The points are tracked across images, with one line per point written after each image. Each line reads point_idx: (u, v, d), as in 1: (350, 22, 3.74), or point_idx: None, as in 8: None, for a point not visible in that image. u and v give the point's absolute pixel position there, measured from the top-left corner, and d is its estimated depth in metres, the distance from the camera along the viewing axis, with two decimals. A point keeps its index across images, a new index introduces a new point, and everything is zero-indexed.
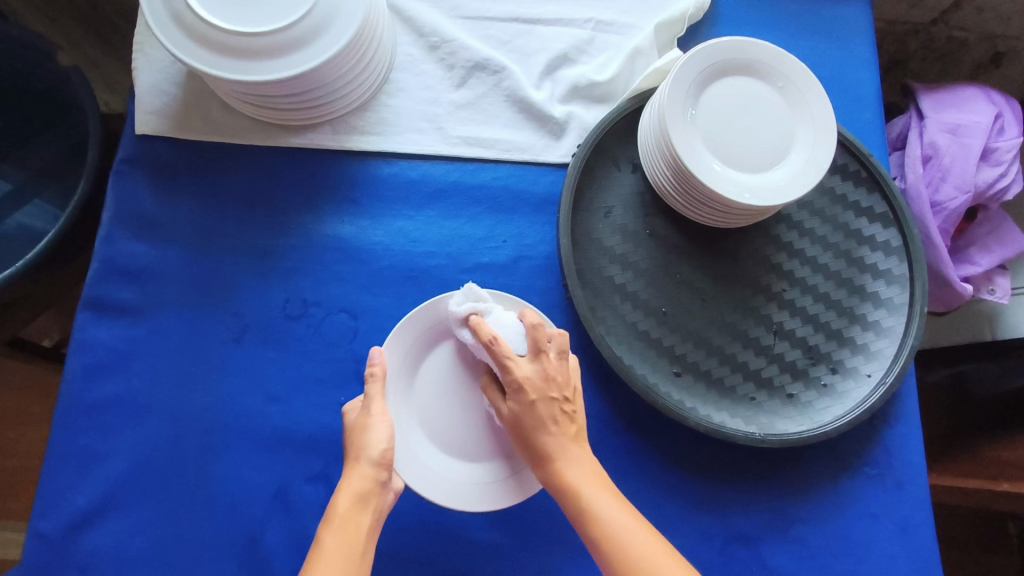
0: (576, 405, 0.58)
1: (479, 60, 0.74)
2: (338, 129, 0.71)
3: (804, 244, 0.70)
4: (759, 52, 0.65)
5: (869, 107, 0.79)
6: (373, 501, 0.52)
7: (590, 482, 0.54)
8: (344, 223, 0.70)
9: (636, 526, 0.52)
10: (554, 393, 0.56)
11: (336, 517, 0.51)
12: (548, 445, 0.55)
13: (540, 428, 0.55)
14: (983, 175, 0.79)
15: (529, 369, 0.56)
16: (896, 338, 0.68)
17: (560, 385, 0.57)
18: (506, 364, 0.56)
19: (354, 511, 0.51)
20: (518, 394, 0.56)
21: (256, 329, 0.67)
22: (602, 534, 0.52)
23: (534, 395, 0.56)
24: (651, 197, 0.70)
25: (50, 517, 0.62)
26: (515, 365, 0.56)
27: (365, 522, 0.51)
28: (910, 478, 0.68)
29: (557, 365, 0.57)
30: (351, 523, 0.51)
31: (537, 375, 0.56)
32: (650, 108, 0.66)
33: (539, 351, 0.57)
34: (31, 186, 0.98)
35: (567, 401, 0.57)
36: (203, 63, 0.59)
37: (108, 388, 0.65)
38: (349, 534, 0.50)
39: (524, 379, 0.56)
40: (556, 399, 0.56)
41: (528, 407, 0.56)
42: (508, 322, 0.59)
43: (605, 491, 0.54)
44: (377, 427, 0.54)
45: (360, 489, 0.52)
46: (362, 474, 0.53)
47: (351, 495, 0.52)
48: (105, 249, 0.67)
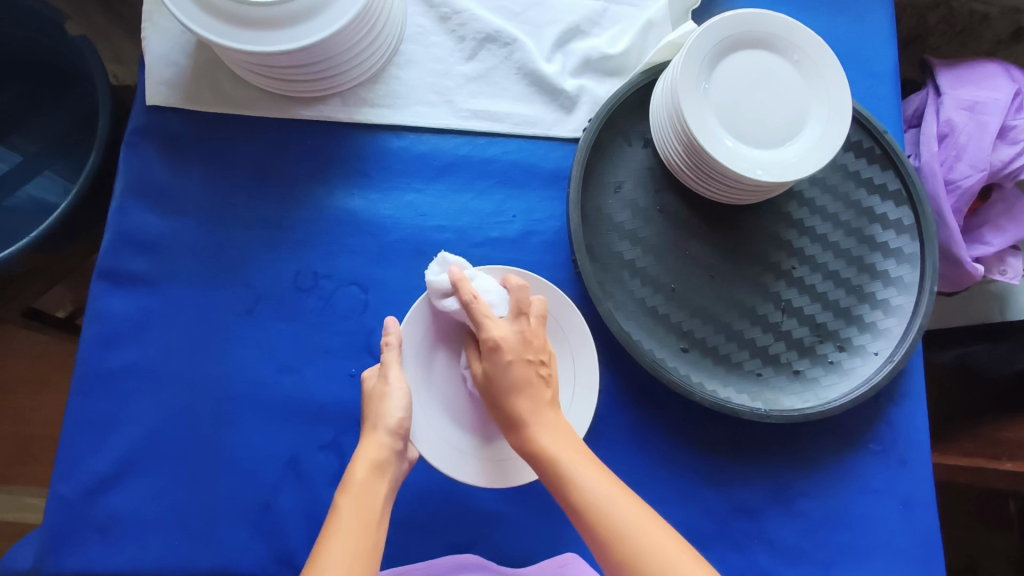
0: (552, 369, 0.56)
1: (490, 32, 0.73)
2: (348, 101, 0.70)
3: (815, 222, 0.70)
4: (775, 24, 0.64)
5: (886, 83, 0.77)
6: (389, 470, 0.53)
7: (569, 449, 0.52)
8: (354, 196, 0.70)
9: (615, 490, 0.49)
10: (533, 356, 0.55)
11: (354, 484, 0.51)
12: (521, 407, 0.53)
13: (520, 391, 0.53)
14: (999, 153, 0.78)
15: (508, 330, 0.55)
16: (905, 316, 0.68)
17: (538, 348, 0.55)
18: (484, 319, 0.55)
19: (371, 479, 0.52)
20: (492, 354, 0.54)
21: (268, 300, 0.67)
22: (577, 498, 0.49)
23: (510, 355, 0.54)
24: (662, 173, 0.70)
25: (70, 481, 0.64)
26: (493, 324, 0.55)
27: (381, 490, 0.52)
28: (913, 455, 0.69)
29: (536, 329, 0.56)
30: (368, 489, 0.51)
31: (514, 336, 0.54)
32: (662, 82, 0.65)
33: (520, 313, 0.56)
34: (43, 157, 0.99)
35: (544, 365, 0.55)
36: (213, 33, 0.59)
37: (124, 357, 0.66)
38: (367, 499, 0.51)
39: (501, 337, 0.54)
40: (532, 361, 0.54)
41: (501, 364, 0.53)
42: (489, 288, 0.57)
43: (585, 460, 0.51)
44: (395, 395, 0.56)
45: (377, 457, 0.53)
46: (379, 442, 0.54)
47: (368, 462, 0.53)
48: (118, 220, 0.68)
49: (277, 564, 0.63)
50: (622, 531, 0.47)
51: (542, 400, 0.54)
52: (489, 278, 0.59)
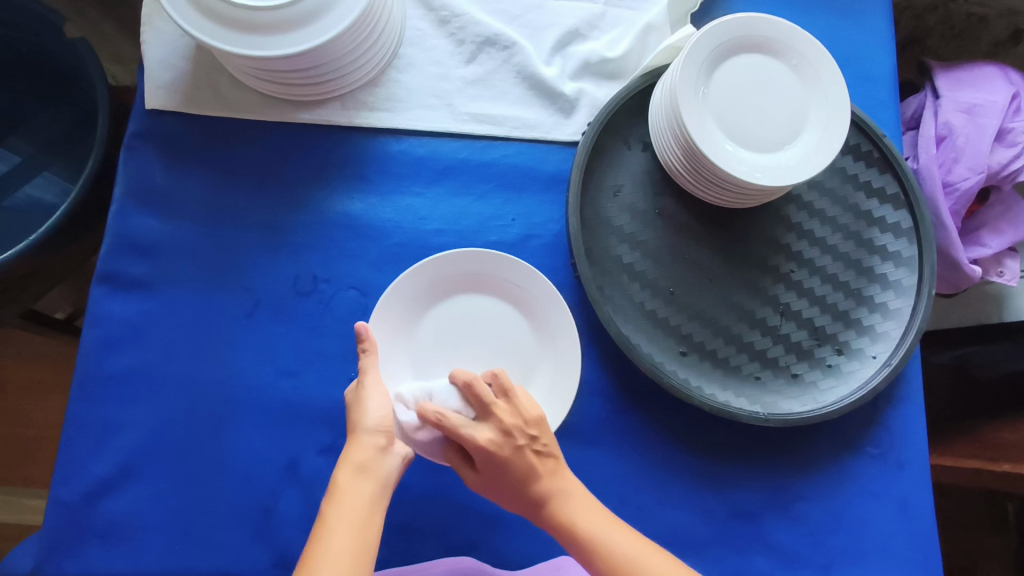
0: (546, 437, 0.55)
1: (490, 36, 0.73)
2: (347, 104, 0.70)
3: (813, 225, 0.70)
4: (774, 29, 0.64)
5: (884, 86, 0.77)
6: (374, 470, 0.51)
7: (590, 516, 0.54)
8: (353, 200, 0.70)
9: (639, 549, 0.53)
10: (519, 439, 0.54)
11: (337, 487, 0.50)
12: (538, 491, 0.54)
13: (528, 479, 0.54)
14: (997, 156, 0.78)
15: (487, 432, 0.53)
16: (903, 320, 0.68)
17: (522, 430, 0.54)
18: (463, 434, 0.53)
19: (355, 482, 0.50)
20: (489, 462, 0.53)
21: (268, 304, 0.67)
22: (606, 567, 0.52)
23: (503, 454, 0.53)
24: (661, 176, 0.70)
25: (70, 485, 0.64)
26: (471, 431, 0.53)
27: (367, 489, 0.50)
28: (910, 457, 0.69)
29: (511, 413, 0.54)
30: (352, 493, 0.50)
31: (496, 433, 0.53)
32: (661, 86, 0.66)
33: (487, 407, 0.54)
34: (41, 159, 0.99)
35: (536, 439, 0.55)
36: (212, 37, 0.59)
37: (124, 361, 0.66)
38: (350, 502, 0.49)
39: (488, 443, 0.53)
40: (525, 444, 0.54)
41: (501, 468, 0.53)
42: (441, 393, 0.56)
43: (606, 521, 0.54)
44: (373, 396, 0.54)
45: (360, 459, 0.51)
46: (361, 445, 0.52)
47: (352, 465, 0.51)
48: (117, 223, 0.68)
49: (277, 568, 0.63)
50: None
51: (545, 474, 0.55)
52: (438, 385, 0.56)
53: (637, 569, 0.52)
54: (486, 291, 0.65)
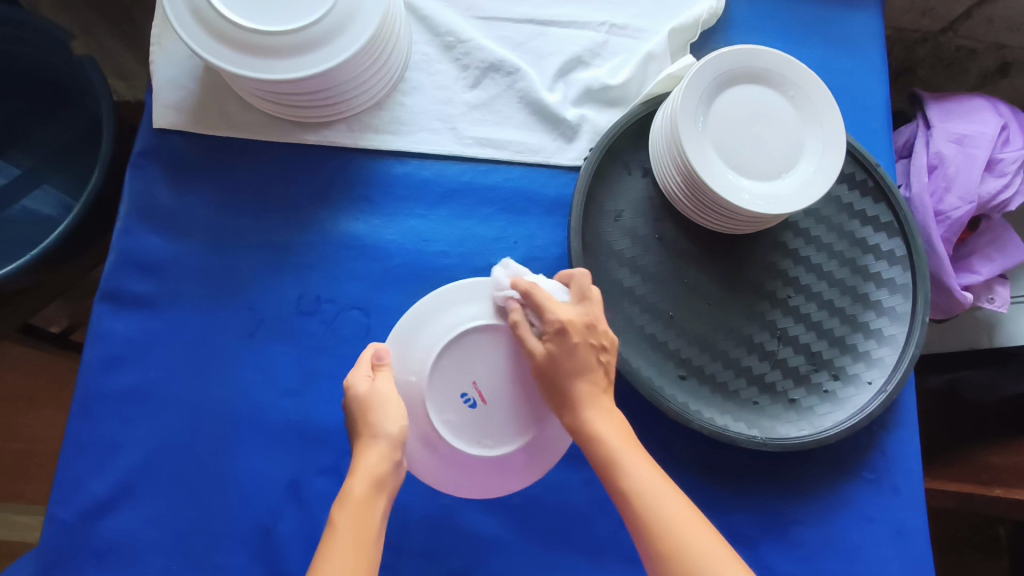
0: (611, 355, 0.57)
1: (494, 61, 0.74)
2: (352, 126, 0.71)
3: (810, 251, 0.71)
4: (771, 60, 0.66)
5: (878, 116, 0.79)
6: (387, 485, 0.51)
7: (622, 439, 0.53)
8: (357, 220, 0.71)
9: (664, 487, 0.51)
10: (596, 338, 0.56)
11: (351, 501, 0.48)
12: (578, 391, 0.54)
13: (580, 375, 0.54)
14: (986, 186, 0.80)
15: (578, 314, 0.56)
16: (898, 345, 0.69)
17: (602, 336, 0.56)
18: (559, 309, 0.54)
19: (369, 495, 0.49)
20: (558, 336, 0.53)
21: (270, 323, 0.68)
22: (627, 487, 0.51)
23: (575, 336, 0.54)
24: (661, 202, 0.71)
25: (67, 504, 0.63)
26: (564, 308, 0.55)
27: (380, 506, 0.49)
28: (905, 483, 0.70)
29: (602, 315, 0.57)
30: (367, 507, 0.49)
31: (580, 317, 0.56)
32: (661, 115, 0.67)
33: (583, 298, 0.57)
34: (41, 171, 0.99)
35: (604, 351, 0.56)
36: (219, 58, 0.60)
37: (125, 380, 0.66)
38: (366, 517, 0.48)
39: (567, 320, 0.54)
40: (595, 345, 0.55)
41: (568, 350, 0.54)
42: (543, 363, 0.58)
43: (636, 452, 0.53)
44: (392, 403, 0.52)
45: (377, 471, 0.50)
46: (379, 452, 0.51)
47: (369, 478, 0.50)
48: (123, 241, 0.68)
49: None
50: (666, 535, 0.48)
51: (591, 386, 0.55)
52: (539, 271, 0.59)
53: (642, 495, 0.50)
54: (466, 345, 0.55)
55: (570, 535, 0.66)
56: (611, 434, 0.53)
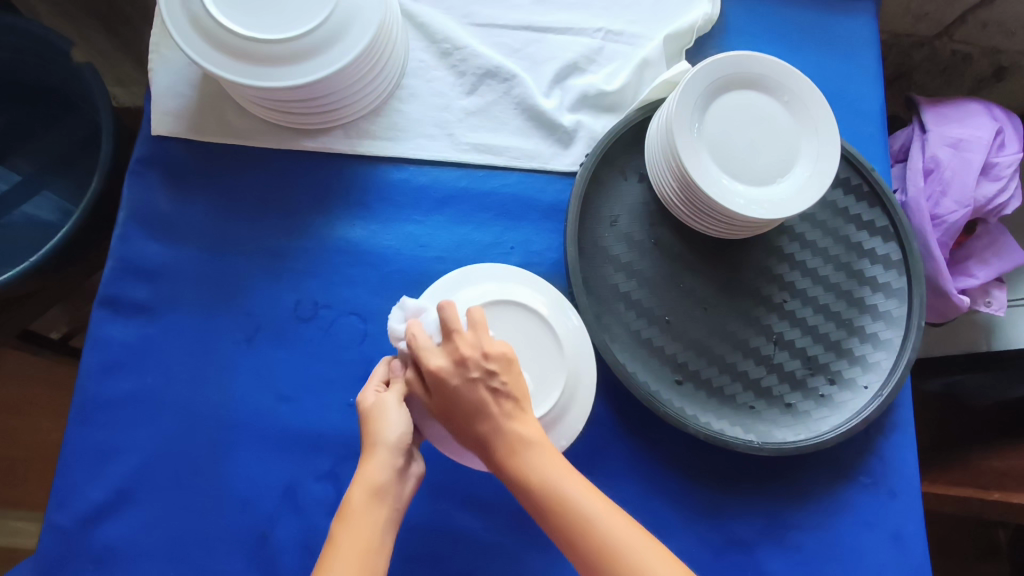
0: (507, 377, 0.53)
1: (490, 68, 0.75)
2: (350, 133, 0.72)
3: (806, 256, 0.72)
4: (766, 66, 0.66)
5: (873, 121, 0.80)
6: (388, 496, 0.51)
7: (555, 470, 0.51)
8: (354, 226, 0.71)
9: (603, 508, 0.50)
10: (473, 371, 0.52)
11: (349, 513, 0.50)
12: (485, 431, 0.52)
13: (476, 416, 0.52)
14: (982, 190, 0.80)
15: (440, 357, 0.53)
16: (894, 350, 0.69)
17: (477, 364, 0.52)
18: (420, 354, 0.53)
19: (367, 506, 0.50)
20: (438, 387, 0.53)
21: (268, 329, 0.68)
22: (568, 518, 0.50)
23: (452, 382, 0.52)
24: (657, 207, 0.71)
25: (66, 510, 0.63)
26: (429, 354, 0.53)
27: (379, 517, 0.50)
28: (902, 487, 0.70)
29: (471, 343, 0.53)
30: (364, 518, 0.50)
31: (448, 360, 0.52)
32: (657, 120, 0.67)
33: (449, 333, 0.53)
34: (41, 178, 0.99)
35: (492, 376, 0.52)
36: (216, 66, 0.60)
37: (124, 386, 0.66)
38: (362, 528, 0.49)
39: (437, 367, 0.52)
40: (477, 379, 0.52)
41: (449, 397, 0.52)
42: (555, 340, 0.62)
43: (571, 476, 0.51)
44: (393, 411, 0.54)
45: (376, 481, 0.51)
46: (381, 464, 0.52)
47: (368, 490, 0.51)
48: (121, 248, 0.68)
49: None
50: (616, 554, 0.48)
51: (498, 416, 0.52)
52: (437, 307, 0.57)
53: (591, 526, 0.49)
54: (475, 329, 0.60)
55: None
56: (544, 473, 0.51)
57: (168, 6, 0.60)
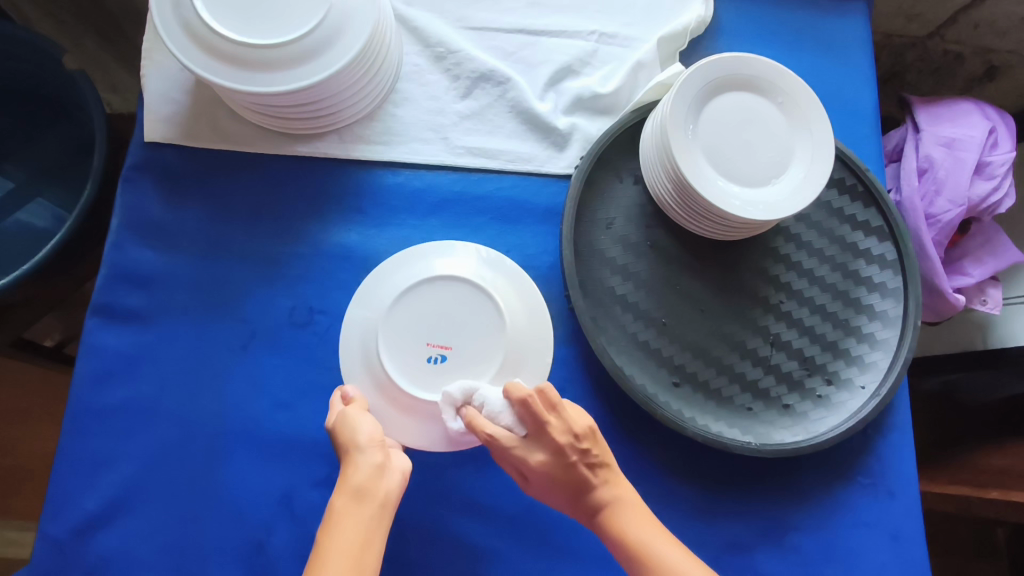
0: (598, 448, 0.54)
1: (484, 72, 0.75)
2: (344, 138, 0.72)
3: (801, 256, 0.72)
4: (759, 68, 0.66)
5: (867, 122, 0.80)
6: (373, 492, 0.50)
7: (645, 525, 0.53)
8: (350, 231, 0.71)
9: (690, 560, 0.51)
10: (571, 456, 0.53)
11: (334, 513, 0.48)
12: (595, 499, 0.54)
13: (580, 491, 0.54)
14: (976, 189, 0.80)
15: (538, 455, 0.54)
16: (890, 350, 0.69)
17: (574, 447, 0.53)
18: (515, 453, 0.54)
19: (351, 504, 0.49)
20: (543, 475, 0.54)
21: (263, 335, 0.67)
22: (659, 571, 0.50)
23: (554, 473, 0.54)
24: (652, 209, 0.71)
25: (59, 520, 0.63)
26: (523, 451, 0.54)
27: (366, 512, 0.49)
28: (901, 487, 0.70)
29: (562, 427, 0.53)
30: (350, 515, 0.48)
31: (548, 455, 0.54)
32: (651, 123, 0.67)
33: (540, 428, 0.53)
34: (35, 185, 0.99)
35: (587, 454, 0.54)
36: (209, 72, 0.60)
37: (117, 394, 0.66)
38: (349, 526, 0.48)
39: (540, 464, 0.54)
40: (577, 461, 0.53)
41: (555, 484, 0.55)
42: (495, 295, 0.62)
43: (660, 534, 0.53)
44: (361, 417, 0.54)
45: (358, 480, 0.50)
46: (356, 465, 0.51)
47: (350, 489, 0.50)
48: (114, 256, 0.68)
49: None
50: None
51: (601, 484, 0.54)
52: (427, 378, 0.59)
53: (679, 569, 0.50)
54: (398, 323, 0.60)
55: (567, 544, 0.66)
56: (638, 534, 0.53)
57: (159, 11, 0.60)
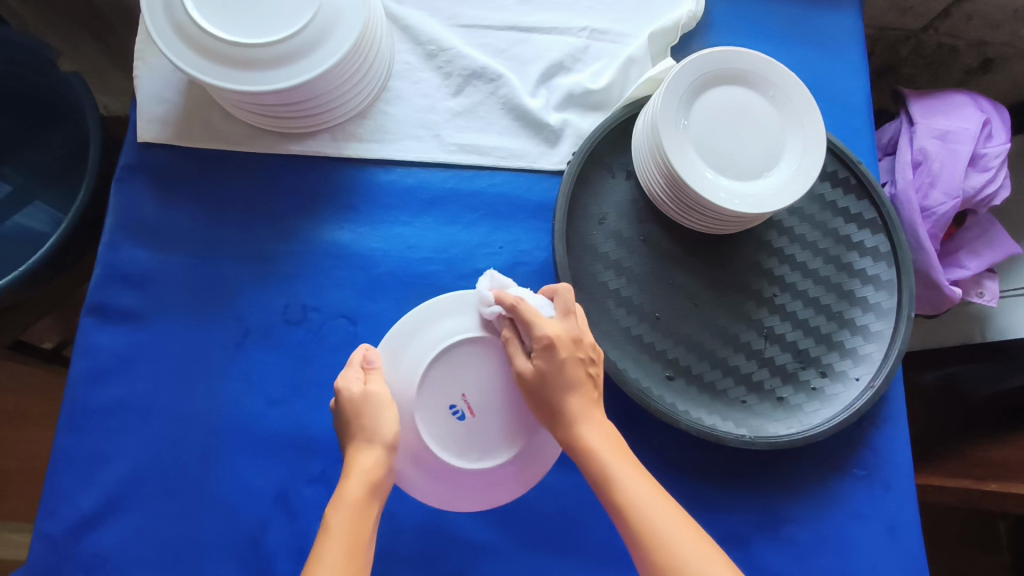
0: (597, 368, 0.56)
1: (476, 69, 0.75)
2: (337, 136, 0.72)
3: (794, 249, 0.72)
4: (750, 61, 0.66)
5: (859, 115, 0.80)
6: (381, 490, 0.50)
7: (610, 447, 0.52)
8: (343, 229, 0.71)
9: (653, 492, 0.50)
10: (583, 350, 0.55)
11: (347, 503, 0.48)
12: (572, 406, 0.53)
13: (573, 388, 0.53)
14: (971, 181, 0.80)
15: (558, 328, 0.54)
16: (884, 342, 0.69)
17: (587, 345, 0.55)
18: (537, 320, 0.53)
19: (366, 499, 0.49)
20: (548, 351, 0.52)
21: (257, 333, 0.68)
22: (622, 500, 0.50)
23: (565, 352, 0.53)
24: (645, 204, 0.71)
25: (56, 518, 0.63)
26: (545, 321, 0.54)
27: (374, 511, 0.49)
28: (896, 478, 0.70)
29: (584, 327, 0.57)
30: (362, 509, 0.48)
31: (566, 333, 0.54)
32: (643, 117, 0.67)
33: (567, 311, 0.56)
34: (33, 188, 0.99)
35: (592, 362, 0.56)
36: (202, 72, 0.60)
37: (112, 393, 0.66)
38: (360, 520, 0.48)
39: (555, 335, 0.53)
40: (583, 358, 0.54)
41: (556, 364, 0.52)
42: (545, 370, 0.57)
43: (623, 457, 0.52)
44: (386, 405, 0.52)
45: (374, 475, 0.50)
46: (375, 457, 0.51)
47: (365, 482, 0.49)
48: (109, 255, 0.68)
49: None
50: (664, 540, 0.47)
51: (590, 393, 0.54)
52: (438, 426, 0.54)
53: (638, 513, 0.49)
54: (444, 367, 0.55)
55: (562, 538, 0.66)
56: (622, 480, 0.50)
57: (150, 10, 0.61)
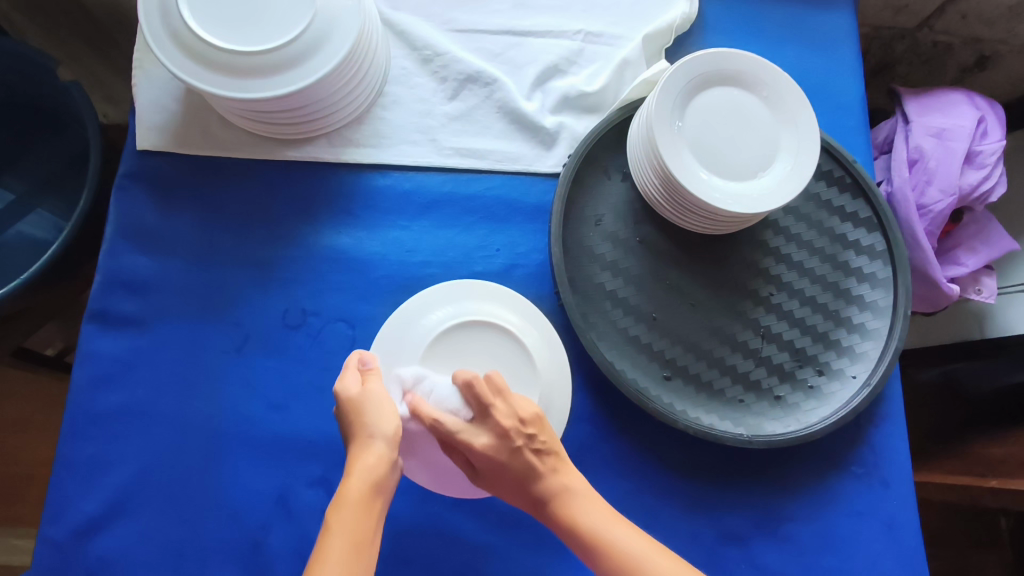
0: (546, 436, 0.54)
1: (471, 73, 0.75)
2: (334, 142, 0.72)
3: (790, 249, 0.72)
4: (743, 62, 0.66)
5: (854, 113, 0.80)
6: (383, 487, 0.50)
7: (603, 514, 0.53)
8: (342, 234, 0.71)
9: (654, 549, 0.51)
10: (517, 441, 0.53)
11: (347, 503, 0.48)
12: (541, 491, 0.54)
13: (526, 479, 0.54)
14: (966, 178, 0.81)
15: (480, 438, 0.53)
16: (881, 340, 0.69)
17: (519, 430, 0.53)
18: (459, 439, 0.53)
19: (366, 497, 0.48)
20: (486, 462, 0.53)
21: (257, 337, 0.68)
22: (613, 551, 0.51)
23: (500, 457, 0.53)
24: (641, 205, 0.72)
25: (59, 524, 0.64)
26: (468, 434, 0.53)
27: (376, 509, 0.49)
28: (895, 476, 0.70)
29: (506, 412, 0.54)
30: (362, 508, 0.48)
31: (492, 438, 0.53)
32: (638, 120, 0.68)
33: (484, 409, 0.53)
34: (33, 196, 1.00)
35: (532, 438, 0.53)
36: (197, 79, 0.61)
37: (114, 398, 0.67)
38: (360, 519, 0.48)
39: (480, 449, 0.53)
40: (523, 446, 0.53)
41: (497, 471, 0.54)
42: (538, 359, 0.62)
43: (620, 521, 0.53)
44: (385, 403, 0.53)
45: (376, 473, 0.50)
46: (378, 453, 0.51)
47: (367, 481, 0.49)
48: (109, 262, 0.69)
49: None
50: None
51: (546, 473, 0.54)
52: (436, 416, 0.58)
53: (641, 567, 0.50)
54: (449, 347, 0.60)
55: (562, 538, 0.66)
56: (594, 523, 0.52)
57: (147, 19, 0.61)
